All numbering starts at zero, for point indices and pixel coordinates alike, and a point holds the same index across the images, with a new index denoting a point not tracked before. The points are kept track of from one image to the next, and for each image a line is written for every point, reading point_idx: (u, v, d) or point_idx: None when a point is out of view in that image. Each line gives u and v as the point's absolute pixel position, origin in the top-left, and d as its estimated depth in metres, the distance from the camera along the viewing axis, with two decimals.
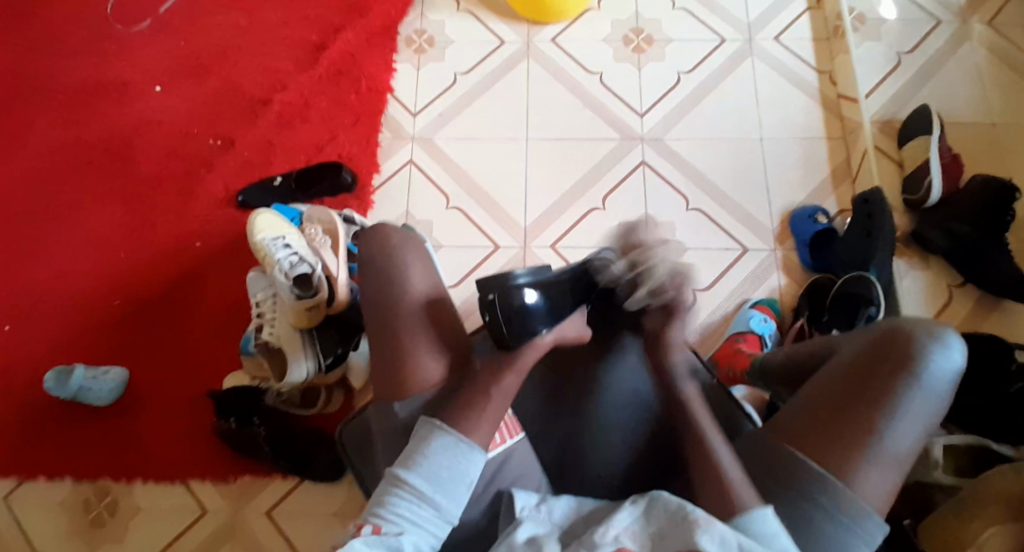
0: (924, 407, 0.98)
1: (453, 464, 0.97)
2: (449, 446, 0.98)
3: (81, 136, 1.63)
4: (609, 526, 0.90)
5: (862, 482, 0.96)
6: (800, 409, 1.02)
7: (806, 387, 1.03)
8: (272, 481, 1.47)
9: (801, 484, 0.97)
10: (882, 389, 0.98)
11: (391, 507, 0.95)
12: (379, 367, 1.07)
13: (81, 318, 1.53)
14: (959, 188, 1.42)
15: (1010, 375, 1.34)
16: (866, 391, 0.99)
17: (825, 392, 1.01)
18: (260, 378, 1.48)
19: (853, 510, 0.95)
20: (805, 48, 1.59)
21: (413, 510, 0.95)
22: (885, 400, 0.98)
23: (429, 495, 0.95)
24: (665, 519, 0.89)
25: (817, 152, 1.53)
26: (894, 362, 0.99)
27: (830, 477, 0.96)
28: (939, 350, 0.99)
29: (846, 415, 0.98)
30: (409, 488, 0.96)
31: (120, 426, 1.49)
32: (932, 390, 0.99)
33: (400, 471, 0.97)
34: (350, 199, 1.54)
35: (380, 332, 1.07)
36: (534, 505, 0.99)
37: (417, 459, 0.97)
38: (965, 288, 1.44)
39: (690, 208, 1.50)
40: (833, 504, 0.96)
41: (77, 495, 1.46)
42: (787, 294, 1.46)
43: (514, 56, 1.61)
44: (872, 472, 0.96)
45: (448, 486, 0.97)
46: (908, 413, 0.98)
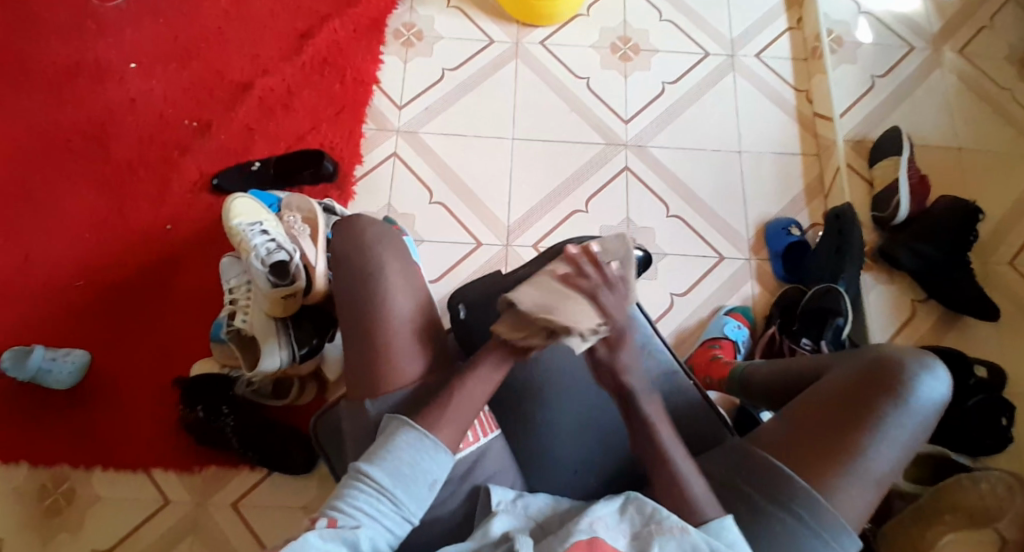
0: (906, 430, 1.04)
1: (416, 461, 0.98)
2: (415, 443, 0.99)
3: (52, 109, 1.58)
4: (584, 516, 0.94)
5: (845, 499, 1.02)
6: (789, 426, 1.07)
7: (798, 404, 1.09)
8: (239, 473, 1.44)
9: (789, 502, 1.02)
10: (869, 414, 1.04)
11: (349, 499, 0.95)
12: (357, 365, 1.09)
13: (44, 298, 1.48)
14: (925, 208, 1.49)
15: (968, 389, 1.39)
16: (855, 415, 1.04)
17: (816, 412, 1.06)
18: (229, 365, 1.45)
19: (834, 526, 1.01)
20: (784, 66, 1.65)
21: (372, 504, 0.95)
22: (871, 423, 1.04)
23: (389, 490, 0.96)
24: (637, 519, 0.95)
25: (792, 168, 1.58)
26: (882, 390, 1.05)
27: (815, 491, 1.02)
28: (924, 381, 1.06)
29: (833, 437, 1.04)
30: (370, 482, 0.96)
31: (82, 409, 1.44)
32: (915, 417, 1.05)
33: (362, 465, 0.97)
34: (332, 190, 1.53)
35: (359, 329, 1.09)
36: (512, 499, 1.01)
37: (380, 454, 0.98)
38: (928, 304, 1.50)
39: (669, 215, 1.53)
40: (816, 520, 1.01)
41: (33, 480, 1.41)
42: (760, 303, 1.50)
43: (503, 56, 1.63)
44: (854, 488, 1.02)
45: (410, 483, 0.97)
46: (891, 437, 1.04)
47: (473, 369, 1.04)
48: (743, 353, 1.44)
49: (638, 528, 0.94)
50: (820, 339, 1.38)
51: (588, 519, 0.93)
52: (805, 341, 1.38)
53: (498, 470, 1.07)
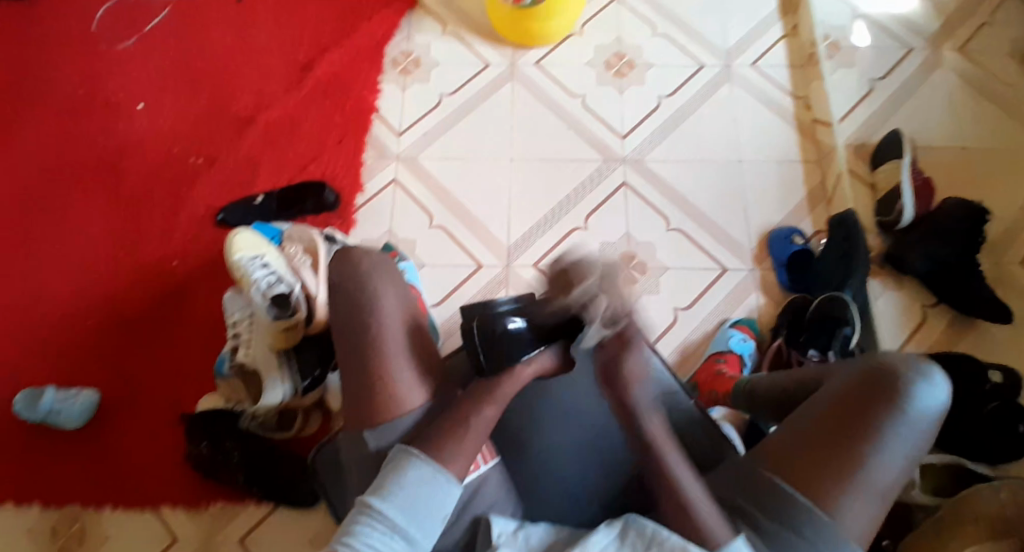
0: (906, 440, 1.01)
1: (428, 497, 0.98)
2: (425, 479, 0.98)
3: (58, 152, 1.61)
4: (581, 551, 0.93)
5: (848, 516, 0.99)
6: (786, 440, 1.04)
7: (794, 420, 1.06)
8: (245, 507, 1.44)
9: (791, 521, 1.00)
10: (865, 424, 1.01)
11: (361, 537, 0.95)
12: (352, 391, 1.07)
13: (54, 337, 1.49)
14: (932, 210, 1.46)
15: (985, 395, 1.36)
16: (852, 429, 1.01)
17: (813, 428, 1.03)
18: (234, 400, 1.44)
19: (838, 543, 0.98)
20: (782, 74, 1.63)
21: (385, 542, 0.95)
22: (868, 433, 1.01)
23: (402, 528, 0.96)
24: (637, 545, 0.93)
25: (794, 175, 1.56)
26: (878, 398, 1.02)
27: (816, 508, 0.99)
28: (921, 387, 1.02)
29: (830, 450, 1.01)
30: (382, 519, 0.96)
31: (92, 447, 1.45)
32: (915, 426, 1.02)
33: (373, 501, 0.96)
34: (332, 219, 1.53)
35: (356, 354, 1.07)
36: (512, 532, 0.99)
37: (392, 490, 0.97)
38: (939, 308, 1.47)
39: (670, 228, 1.52)
40: (816, 536, 0.99)
41: (44, 520, 1.41)
42: (765, 314, 1.48)
43: (498, 78, 1.63)
44: (856, 504, 0.99)
45: (422, 520, 0.97)
46: (890, 448, 1.00)
47: (477, 407, 1.03)
48: (749, 366, 1.41)
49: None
50: (828, 350, 1.35)
51: None
52: (813, 352, 1.36)
53: (498, 498, 1.06)
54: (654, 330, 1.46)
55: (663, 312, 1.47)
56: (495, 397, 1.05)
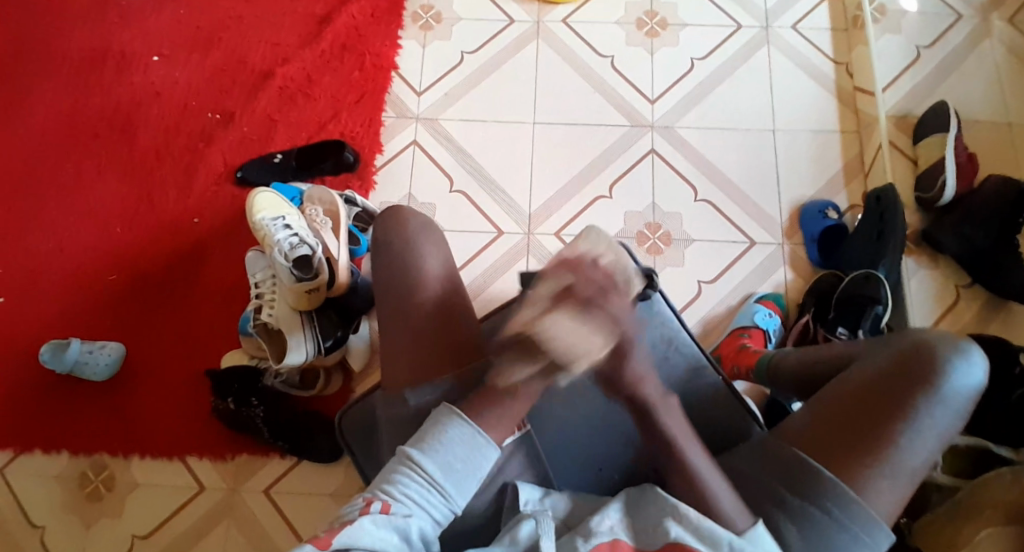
0: (941, 420, 1.00)
1: (468, 455, 0.98)
2: (465, 437, 0.99)
3: (80, 104, 1.60)
4: (602, 517, 0.95)
5: (876, 494, 0.97)
6: (818, 416, 1.03)
7: (827, 394, 1.04)
8: (269, 461, 1.47)
9: (816, 496, 0.98)
10: (900, 403, 0.99)
11: (400, 486, 0.95)
12: (388, 351, 1.11)
13: (79, 291, 1.51)
14: (974, 189, 1.40)
15: (1015, 380, 1.33)
16: (886, 406, 1.00)
17: (846, 404, 1.02)
18: (258, 357, 1.47)
19: (865, 521, 0.97)
20: (822, 37, 1.55)
21: (421, 495, 0.96)
22: (901, 413, 0.99)
23: (439, 483, 0.96)
24: (655, 511, 0.96)
25: (830, 147, 1.49)
26: (913, 378, 1.00)
27: (844, 486, 0.98)
28: (959, 367, 1.01)
29: (859, 426, 1.00)
30: (421, 472, 0.96)
31: (117, 400, 1.48)
32: (951, 406, 1.00)
33: (413, 452, 0.97)
34: (353, 180, 1.51)
35: (393, 318, 1.11)
36: (539, 499, 1.02)
37: (433, 444, 0.98)
38: (975, 290, 1.43)
39: (698, 199, 1.48)
40: (844, 515, 0.97)
41: (75, 468, 1.46)
42: (793, 290, 1.44)
43: (524, 36, 1.57)
44: (884, 483, 0.98)
45: (460, 478, 0.97)
46: (925, 428, 0.99)
47: (514, 373, 1.04)
48: (774, 342, 1.38)
49: (656, 522, 0.95)
50: (857, 328, 1.31)
51: (607, 522, 0.95)
52: (841, 330, 1.32)
53: (525, 466, 1.08)
54: (678, 303, 1.43)
55: (686, 285, 1.44)
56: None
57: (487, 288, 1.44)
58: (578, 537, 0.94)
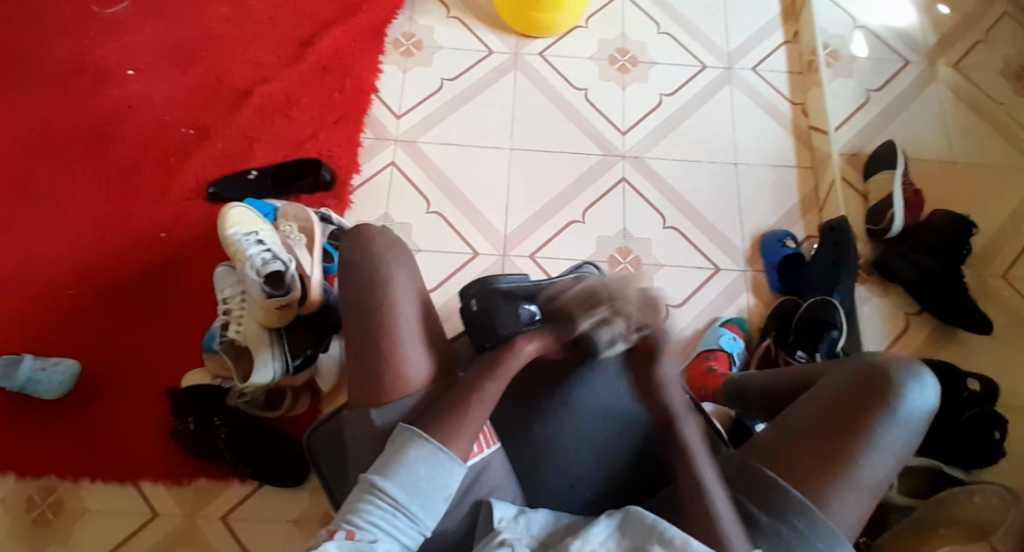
0: (896, 439, 1.05)
1: (430, 475, 1.00)
2: (427, 456, 1.01)
3: (45, 113, 1.56)
4: (584, 541, 0.96)
5: (837, 509, 1.03)
6: (784, 437, 1.08)
7: (793, 415, 1.10)
8: (231, 484, 1.42)
9: (784, 513, 1.03)
10: (859, 422, 1.05)
11: (365, 514, 0.97)
12: (360, 366, 1.11)
13: (35, 304, 1.45)
14: (920, 222, 1.50)
15: (962, 403, 1.41)
16: (846, 427, 1.05)
17: (809, 424, 1.07)
18: (222, 377, 1.43)
19: (828, 535, 1.02)
20: (782, 80, 1.66)
21: (387, 519, 0.98)
22: (861, 433, 1.04)
23: (404, 505, 0.98)
24: (637, 532, 0.97)
25: (789, 181, 1.58)
26: (870, 399, 1.06)
27: (809, 502, 1.03)
28: (914, 389, 1.06)
29: (822, 446, 1.05)
30: (385, 497, 0.98)
31: (72, 418, 1.41)
32: (906, 425, 1.05)
33: (376, 479, 0.99)
34: (328, 199, 1.51)
35: (366, 334, 1.11)
36: (513, 516, 1.02)
37: (395, 467, 1.00)
38: (922, 316, 1.52)
39: (667, 226, 1.53)
40: (809, 529, 1.02)
41: (21, 492, 1.38)
42: (755, 314, 1.50)
43: (503, 66, 1.63)
44: (845, 499, 1.03)
45: (424, 498, 1.00)
46: (882, 447, 1.04)
47: (476, 386, 1.07)
48: (737, 364, 1.44)
49: (642, 542, 0.96)
50: (815, 351, 1.38)
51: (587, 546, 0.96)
52: (801, 353, 1.39)
53: (499, 483, 1.08)
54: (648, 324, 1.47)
55: None
56: (500, 373, 1.09)
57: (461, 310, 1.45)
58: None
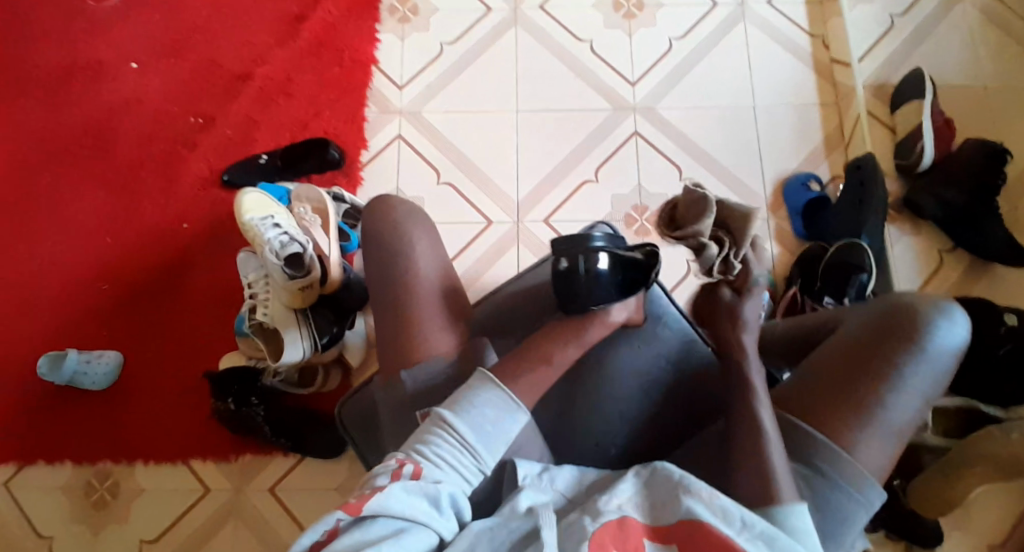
0: (926, 376, 1.00)
1: (499, 419, 0.94)
2: (497, 399, 0.95)
3: (60, 115, 1.59)
4: (610, 496, 0.89)
5: (864, 449, 0.98)
6: (805, 381, 1.03)
7: (815, 357, 1.05)
8: (273, 459, 1.46)
9: (807, 457, 0.98)
10: (885, 360, 1.00)
11: (433, 449, 0.91)
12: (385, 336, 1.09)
13: (72, 302, 1.51)
14: (953, 151, 1.42)
15: (999, 338, 1.34)
16: (872, 365, 1.00)
17: (833, 366, 1.02)
18: (256, 357, 1.47)
19: (854, 477, 0.97)
20: (797, 11, 1.58)
21: (453, 455, 0.91)
22: (882, 370, 0.99)
23: (471, 444, 0.92)
24: (664, 486, 0.89)
25: (809, 118, 1.51)
26: (896, 337, 1.01)
27: (833, 444, 0.98)
28: (943, 324, 1.01)
29: (848, 386, 1.00)
30: (453, 433, 0.92)
31: (117, 408, 1.47)
32: (935, 361, 1.00)
33: (445, 413, 0.93)
34: (339, 177, 1.52)
35: (388, 304, 1.09)
36: (537, 474, 0.94)
37: (464, 405, 0.94)
38: (956, 252, 1.45)
39: (683, 178, 1.49)
40: (834, 472, 0.97)
41: (79, 478, 1.45)
42: (779, 263, 1.45)
43: (501, 24, 1.59)
44: (872, 439, 0.98)
45: (491, 440, 0.93)
46: (910, 384, 0.99)
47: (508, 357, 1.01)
48: (763, 314, 1.39)
49: (666, 500, 0.89)
50: (843, 297, 1.32)
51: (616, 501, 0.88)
52: (827, 300, 1.33)
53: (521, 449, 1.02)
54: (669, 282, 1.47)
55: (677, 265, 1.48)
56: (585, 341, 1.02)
57: (479, 278, 1.45)
58: (585, 518, 0.86)
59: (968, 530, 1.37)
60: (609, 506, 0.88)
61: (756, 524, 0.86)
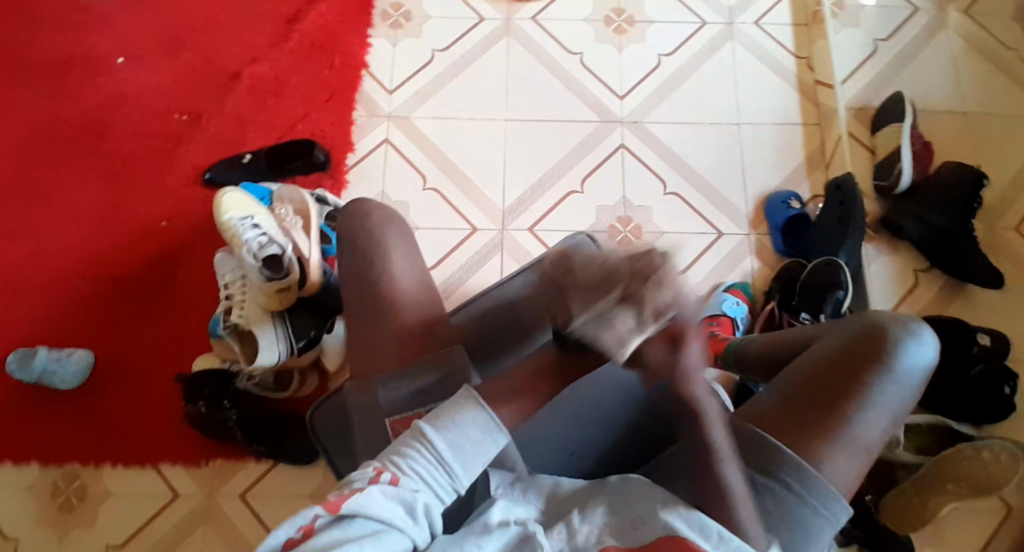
0: (894, 396, 1.02)
1: (479, 440, 0.90)
2: (478, 421, 0.90)
3: (42, 108, 1.57)
4: (584, 524, 0.90)
5: (833, 465, 0.97)
6: (776, 398, 1.04)
7: (787, 376, 1.06)
8: (246, 465, 1.43)
9: (776, 472, 0.96)
10: (856, 380, 1.02)
11: (410, 461, 0.88)
12: (370, 341, 1.09)
13: (46, 297, 1.47)
14: (930, 174, 1.47)
15: (971, 357, 1.38)
16: (843, 383, 1.02)
17: (805, 384, 1.03)
18: (229, 360, 1.44)
19: (825, 492, 0.96)
20: (785, 32, 1.61)
21: (430, 470, 0.88)
22: (854, 389, 1.01)
23: (449, 462, 0.88)
24: (640, 506, 0.91)
25: (794, 137, 1.54)
26: (866, 357, 1.03)
27: (802, 460, 0.97)
28: (910, 347, 1.04)
29: (818, 403, 1.01)
30: (431, 448, 0.88)
31: (87, 407, 1.44)
32: (903, 383, 1.03)
33: (425, 427, 0.89)
34: (324, 179, 1.50)
35: (377, 308, 1.10)
36: (509, 484, 0.97)
37: (446, 421, 0.90)
38: (931, 273, 1.47)
39: (667, 192, 1.51)
40: (804, 488, 0.96)
41: (45, 478, 1.41)
42: (760, 278, 1.47)
43: (494, 34, 1.60)
44: (841, 455, 0.98)
45: (469, 458, 0.89)
46: (879, 404, 1.00)
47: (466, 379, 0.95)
48: (742, 330, 1.41)
49: (644, 515, 0.90)
50: (820, 313, 1.34)
51: (593, 531, 0.89)
52: (805, 316, 1.35)
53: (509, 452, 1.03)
54: None
55: None
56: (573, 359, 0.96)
57: (463, 285, 1.44)
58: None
59: (940, 546, 1.39)
60: (588, 532, 0.90)
61: (731, 539, 0.88)
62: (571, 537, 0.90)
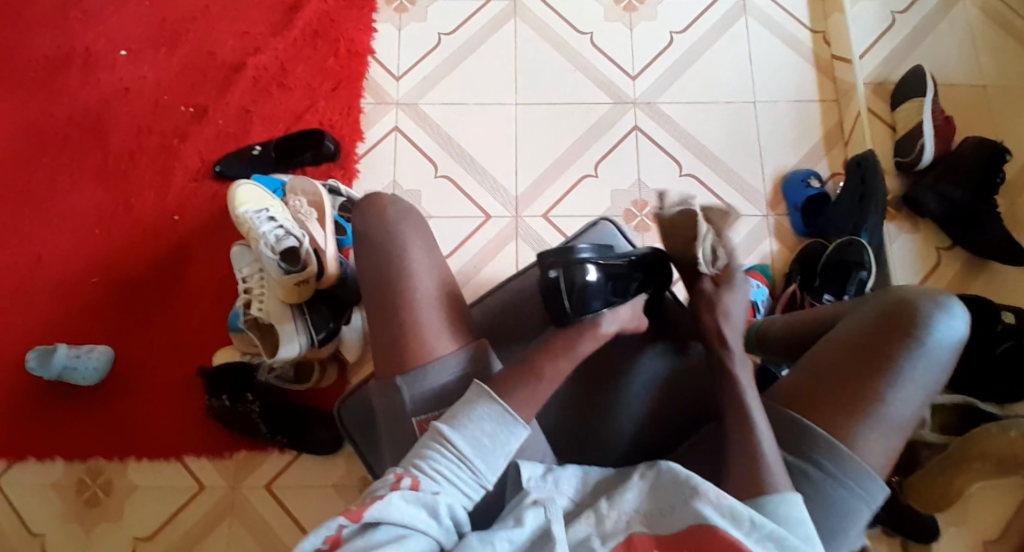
0: (926, 372, 0.97)
1: (496, 433, 0.91)
2: (495, 416, 0.91)
3: (48, 104, 1.56)
4: (613, 509, 0.89)
5: (866, 445, 0.95)
6: (806, 375, 1.00)
7: (816, 350, 1.01)
8: (269, 456, 1.43)
9: (809, 453, 0.96)
10: (887, 356, 0.97)
11: (430, 462, 0.88)
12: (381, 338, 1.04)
13: (61, 296, 1.47)
14: (953, 150, 1.42)
15: (997, 336, 1.33)
16: (874, 360, 0.97)
17: (834, 361, 0.99)
18: (250, 353, 1.43)
19: (860, 473, 0.95)
20: (798, 6, 1.57)
21: (451, 470, 0.88)
22: (885, 366, 0.96)
23: (469, 459, 0.89)
24: (673, 494, 0.89)
25: (811, 115, 1.51)
26: (896, 331, 0.98)
27: (834, 442, 0.95)
28: (943, 319, 0.98)
29: (848, 382, 0.97)
30: (450, 447, 0.89)
31: (106, 403, 1.44)
32: (935, 359, 0.97)
33: (443, 427, 0.90)
34: (335, 169, 1.49)
35: (381, 311, 1.04)
36: (542, 476, 0.93)
37: (461, 418, 0.91)
38: (954, 251, 1.45)
39: (682, 173, 1.48)
40: (838, 470, 0.95)
41: (70, 475, 1.42)
42: (779, 260, 1.44)
43: (501, 15, 1.57)
44: (873, 435, 0.95)
45: (489, 452, 0.90)
46: (911, 380, 0.96)
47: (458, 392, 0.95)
48: (761, 313, 1.38)
49: (675, 503, 0.88)
50: (843, 294, 1.31)
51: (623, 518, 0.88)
52: (829, 296, 1.31)
53: (528, 440, 1.00)
54: None
55: None
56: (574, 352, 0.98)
57: (478, 272, 1.43)
58: (594, 538, 0.87)
59: (963, 524, 1.36)
60: (617, 517, 0.89)
61: (764, 525, 0.86)
62: (600, 521, 0.89)
